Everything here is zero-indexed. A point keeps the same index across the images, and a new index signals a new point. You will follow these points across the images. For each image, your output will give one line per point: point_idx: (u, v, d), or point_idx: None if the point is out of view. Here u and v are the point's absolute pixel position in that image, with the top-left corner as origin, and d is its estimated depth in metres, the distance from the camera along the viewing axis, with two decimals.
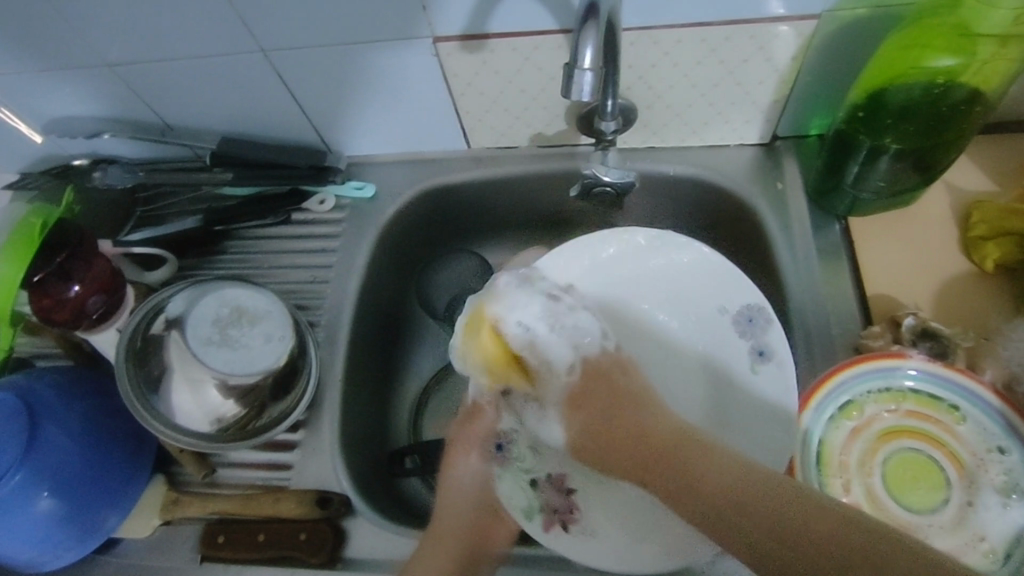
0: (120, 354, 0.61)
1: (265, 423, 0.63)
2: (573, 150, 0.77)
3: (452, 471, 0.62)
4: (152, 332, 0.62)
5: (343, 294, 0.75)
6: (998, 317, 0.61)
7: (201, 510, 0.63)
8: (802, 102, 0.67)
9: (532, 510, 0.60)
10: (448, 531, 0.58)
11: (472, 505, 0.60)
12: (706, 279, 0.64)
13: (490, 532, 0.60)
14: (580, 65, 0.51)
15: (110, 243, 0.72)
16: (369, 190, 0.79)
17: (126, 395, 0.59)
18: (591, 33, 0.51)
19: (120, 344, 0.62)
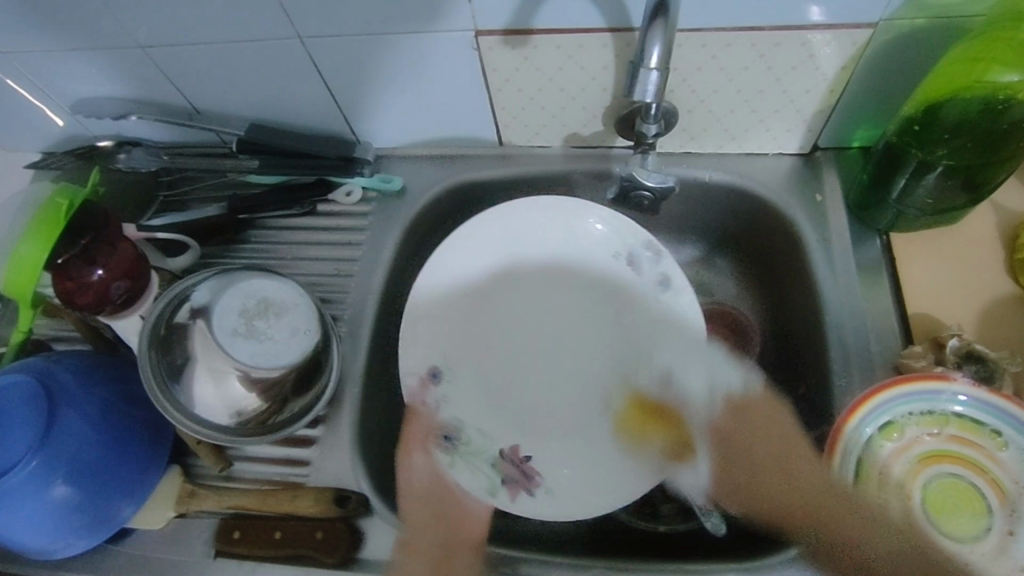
0: (141, 341, 0.59)
1: (286, 419, 0.62)
2: (607, 152, 0.75)
3: (405, 470, 0.61)
4: (176, 320, 0.60)
5: (367, 289, 0.74)
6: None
7: (215, 504, 0.62)
8: (847, 113, 0.65)
9: (495, 486, 0.63)
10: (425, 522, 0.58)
11: (433, 492, 0.60)
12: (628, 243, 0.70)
13: (464, 526, 0.59)
14: (646, 66, 0.51)
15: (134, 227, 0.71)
16: (397, 184, 0.77)
17: (146, 383, 0.58)
18: (654, 33, 0.50)
19: (141, 333, 0.60)
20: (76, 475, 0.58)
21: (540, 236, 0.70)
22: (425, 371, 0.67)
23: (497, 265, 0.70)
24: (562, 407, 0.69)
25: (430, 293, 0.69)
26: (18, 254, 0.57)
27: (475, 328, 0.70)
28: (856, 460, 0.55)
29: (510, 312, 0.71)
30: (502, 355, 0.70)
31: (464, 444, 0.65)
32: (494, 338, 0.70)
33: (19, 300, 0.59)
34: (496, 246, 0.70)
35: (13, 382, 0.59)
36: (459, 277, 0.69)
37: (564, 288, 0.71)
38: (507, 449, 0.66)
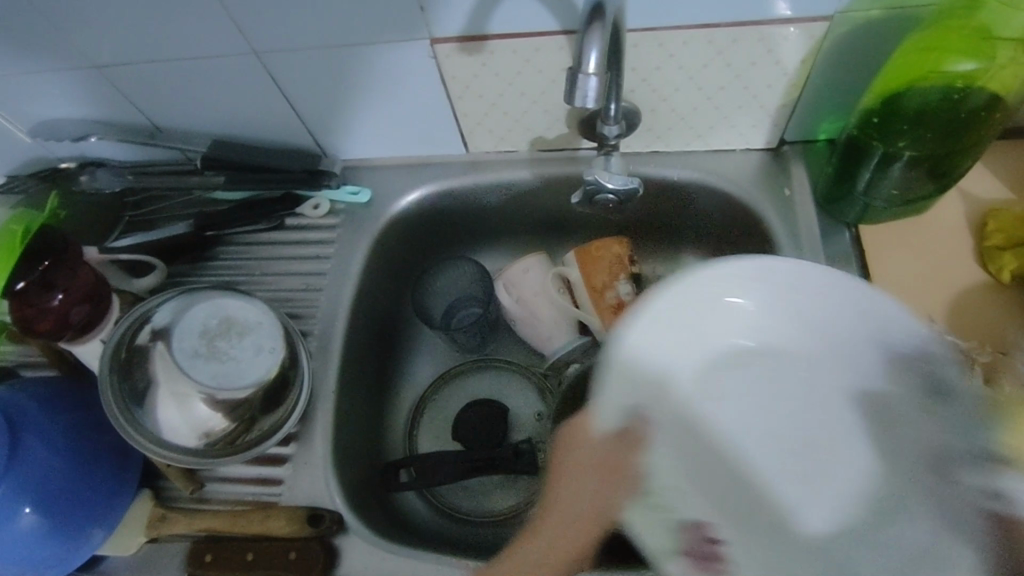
0: (104, 365, 0.59)
1: (255, 437, 0.61)
2: (574, 154, 0.75)
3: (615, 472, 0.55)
4: (137, 342, 0.59)
5: (337, 303, 0.73)
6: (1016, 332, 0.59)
7: (186, 527, 0.61)
8: (811, 107, 0.65)
9: (670, 552, 0.50)
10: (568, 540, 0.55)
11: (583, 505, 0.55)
12: (835, 309, 0.54)
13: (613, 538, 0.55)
14: (585, 71, 0.50)
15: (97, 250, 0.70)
16: (364, 195, 0.77)
17: (109, 409, 0.57)
18: (591, 38, 0.49)
19: (103, 356, 0.59)
20: (42, 505, 0.57)
21: (763, 317, 0.56)
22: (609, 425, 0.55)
23: (704, 352, 0.57)
24: (788, 479, 0.54)
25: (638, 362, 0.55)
26: None
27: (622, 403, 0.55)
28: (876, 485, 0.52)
29: (755, 390, 0.57)
30: (759, 434, 0.55)
31: (656, 496, 0.53)
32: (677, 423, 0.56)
33: None
34: (718, 327, 0.57)
35: None
36: (648, 371, 0.55)
37: (820, 363, 0.55)
38: (688, 523, 0.52)
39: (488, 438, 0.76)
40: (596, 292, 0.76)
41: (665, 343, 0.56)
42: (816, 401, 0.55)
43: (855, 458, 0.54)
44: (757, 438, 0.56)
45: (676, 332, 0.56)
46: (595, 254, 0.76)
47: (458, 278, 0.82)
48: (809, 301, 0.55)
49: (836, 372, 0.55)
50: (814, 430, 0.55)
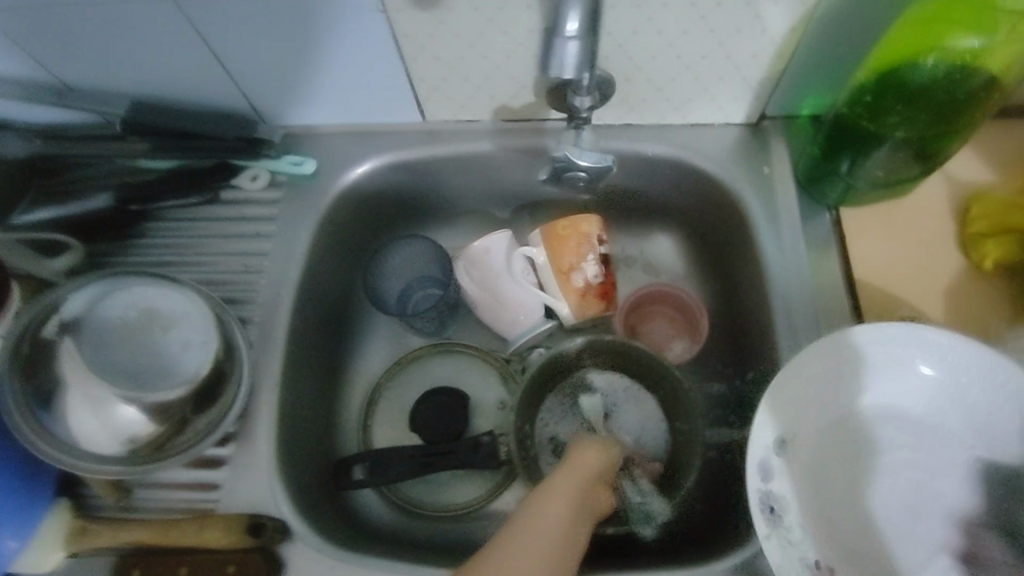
0: (3, 360, 0.51)
1: (185, 440, 0.55)
2: (541, 125, 0.69)
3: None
4: (44, 335, 0.52)
5: (280, 286, 0.66)
6: (997, 321, 0.57)
7: (110, 540, 0.55)
8: (794, 82, 0.61)
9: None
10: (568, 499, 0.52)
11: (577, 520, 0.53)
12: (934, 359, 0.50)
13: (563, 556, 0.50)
14: (564, 32, 0.45)
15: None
16: (308, 167, 0.69)
17: (11, 412, 0.50)
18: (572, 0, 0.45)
19: (3, 350, 0.52)
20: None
21: (871, 380, 0.51)
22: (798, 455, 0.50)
23: (839, 414, 0.51)
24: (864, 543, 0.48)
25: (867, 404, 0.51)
26: None
27: (831, 447, 0.50)
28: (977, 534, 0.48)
29: (837, 459, 0.50)
30: (833, 503, 0.49)
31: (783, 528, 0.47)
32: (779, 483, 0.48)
33: None
34: (858, 387, 0.51)
35: None
36: (800, 423, 0.50)
37: (916, 437, 0.51)
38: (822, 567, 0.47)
39: (447, 430, 0.71)
40: (563, 274, 0.72)
41: (791, 391, 0.50)
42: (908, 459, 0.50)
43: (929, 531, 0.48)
44: (851, 497, 0.49)
45: (784, 388, 0.49)
46: (562, 233, 0.72)
47: (412, 259, 0.76)
48: (904, 354, 0.50)
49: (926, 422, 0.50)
50: (898, 510, 0.49)
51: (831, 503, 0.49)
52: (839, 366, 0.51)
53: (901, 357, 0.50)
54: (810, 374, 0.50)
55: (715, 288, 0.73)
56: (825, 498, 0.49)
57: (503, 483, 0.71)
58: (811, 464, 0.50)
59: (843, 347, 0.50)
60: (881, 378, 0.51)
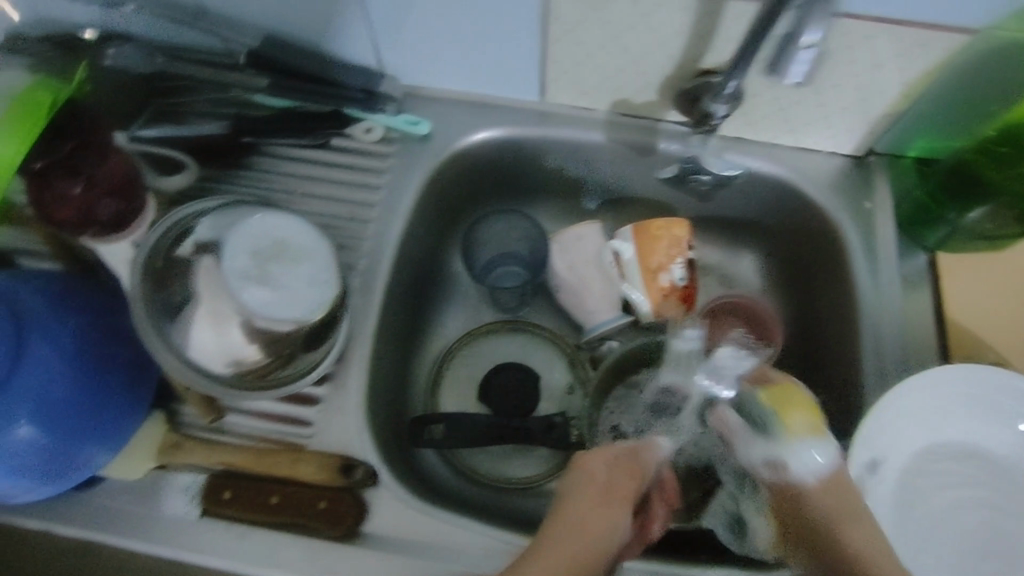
0: (136, 269, 0.52)
1: (289, 373, 0.57)
2: (654, 125, 0.71)
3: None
4: (177, 253, 0.52)
5: (382, 240, 0.67)
6: None
7: (204, 459, 0.56)
8: (913, 122, 0.63)
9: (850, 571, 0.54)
10: (590, 528, 0.52)
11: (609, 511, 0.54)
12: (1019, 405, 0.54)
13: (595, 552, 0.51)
14: (804, 38, 0.48)
15: (124, 138, 0.65)
16: (424, 128, 0.70)
17: (138, 319, 0.52)
18: (778, 13, 0.49)
19: (135, 261, 0.53)
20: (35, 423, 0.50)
21: (961, 418, 0.55)
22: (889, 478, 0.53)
23: (930, 446, 0.55)
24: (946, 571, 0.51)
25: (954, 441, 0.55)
26: None
27: (920, 477, 0.54)
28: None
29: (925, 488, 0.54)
30: (920, 529, 0.53)
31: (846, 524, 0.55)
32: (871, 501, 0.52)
33: None
34: (949, 423, 0.55)
35: None
36: (893, 450, 0.54)
37: (996, 478, 0.54)
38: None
39: (517, 405, 0.73)
40: (650, 273, 0.74)
41: (890, 418, 0.53)
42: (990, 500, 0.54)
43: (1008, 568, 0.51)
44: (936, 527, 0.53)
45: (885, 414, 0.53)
46: (655, 233, 0.74)
47: (512, 229, 0.77)
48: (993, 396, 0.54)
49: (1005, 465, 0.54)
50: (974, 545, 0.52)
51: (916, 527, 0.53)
52: (935, 401, 0.54)
53: (989, 398, 0.54)
54: (911, 405, 0.53)
55: (788, 307, 0.76)
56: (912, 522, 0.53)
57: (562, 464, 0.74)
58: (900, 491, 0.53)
59: (940, 384, 0.54)
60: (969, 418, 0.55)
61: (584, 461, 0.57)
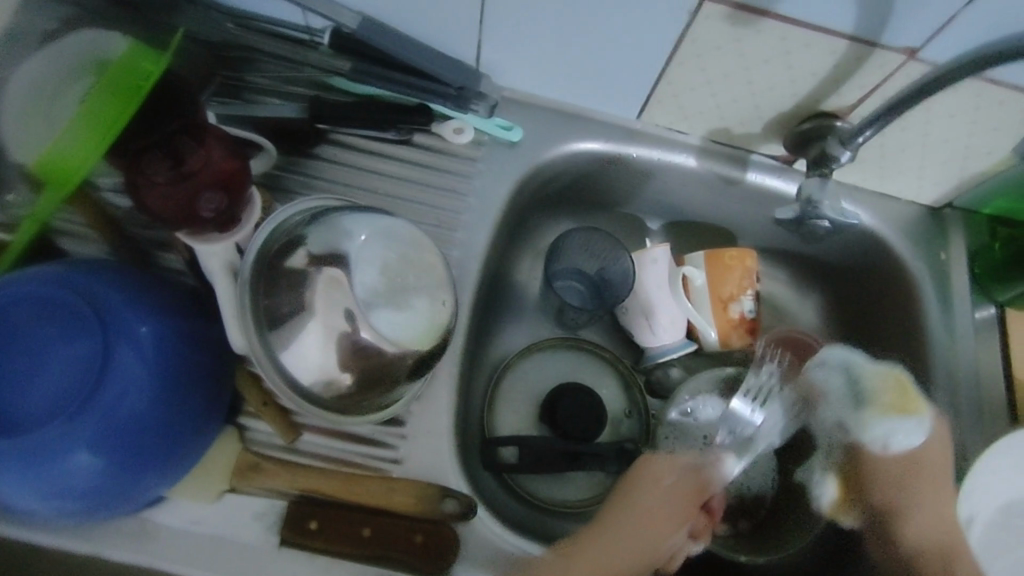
0: (246, 271, 0.48)
1: (384, 400, 0.51)
2: (744, 155, 0.69)
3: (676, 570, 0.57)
4: (292, 261, 0.49)
5: (470, 253, 0.65)
6: None
7: (287, 483, 0.52)
8: (999, 182, 0.66)
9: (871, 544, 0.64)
10: (642, 545, 0.56)
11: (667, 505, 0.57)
12: None
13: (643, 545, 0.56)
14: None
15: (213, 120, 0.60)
16: (517, 134, 0.67)
17: (245, 326, 0.48)
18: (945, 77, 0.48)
19: (245, 264, 0.49)
20: (108, 439, 0.46)
21: None
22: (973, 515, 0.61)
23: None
24: None
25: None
26: (90, 110, 0.46)
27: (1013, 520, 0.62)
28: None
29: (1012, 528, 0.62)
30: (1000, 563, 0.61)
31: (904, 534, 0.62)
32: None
33: (63, 177, 0.45)
34: None
35: (59, 308, 0.47)
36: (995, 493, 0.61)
37: None
38: None
39: (581, 429, 0.70)
40: (721, 303, 0.72)
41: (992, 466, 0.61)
42: None
43: None
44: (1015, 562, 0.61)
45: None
46: (728, 262, 0.71)
47: (590, 243, 0.75)
48: None
49: None
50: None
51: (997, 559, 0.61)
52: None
53: None
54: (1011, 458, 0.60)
55: (842, 344, 0.77)
56: None
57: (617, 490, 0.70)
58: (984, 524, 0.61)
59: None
60: None
61: (643, 472, 0.58)
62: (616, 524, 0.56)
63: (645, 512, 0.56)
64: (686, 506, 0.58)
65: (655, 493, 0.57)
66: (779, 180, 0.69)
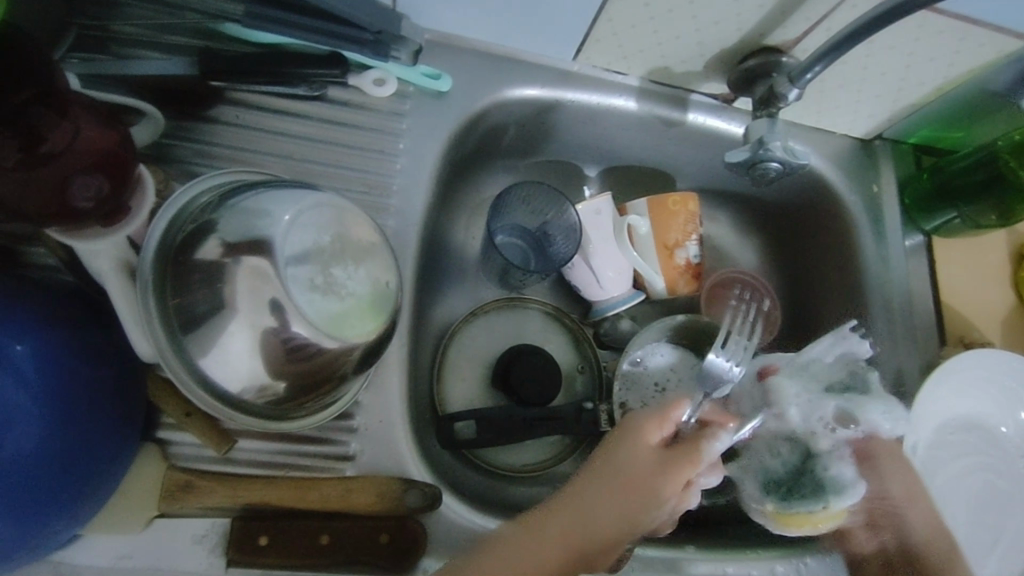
0: (149, 267, 0.41)
1: (332, 395, 0.47)
2: (685, 95, 0.66)
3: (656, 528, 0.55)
4: (202, 255, 0.42)
5: (407, 219, 0.59)
6: None
7: (224, 500, 0.47)
8: (929, 113, 0.66)
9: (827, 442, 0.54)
10: (610, 518, 0.50)
11: (634, 484, 0.50)
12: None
13: (592, 526, 0.50)
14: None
15: (78, 80, 0.49)
16: (444, 83, 0.61)
17: (156, 331, 0.41)
18: (895, 8, 0.46)
19: (145, 258, 0.41)
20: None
21: (990, 397, 0.62)
22: (928, 443, 0.60)
23: (964, 420, 0.61)
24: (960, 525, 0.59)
25: (974, 420, 0.62)
26: None
27: (958, 450, 0.61)
28: (1003, 503, 0.60)
29: (959, 453, 0.61)
30: (958, 493, 0.60)
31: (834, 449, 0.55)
32: (982, 472, 0.61)
33: None
34: (982, 402, 0.62)
35: None
36: (944, 414, 0.61)
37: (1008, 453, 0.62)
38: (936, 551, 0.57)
39: (537, 393, 0.67)
40: (666, 250, 0.69)
41: (936, 392, 0.60)
42: (1001, 470, 0.61)
43: (1013, 521, 0.60)
44: (964, 489, 0.60)
45: (975, 397, 0.61)
46: (671, 207, 0.68)
47: (531, 198, 0.71)
48: (1009, 377, 0.61)
49: (1015, 440, 0.62)
50: (980, 502, 0.60)
51: (951, 488, 0.60)
52: (974, 380, 0.61)
53: (1006, 381, 0.61)
54: (958, 382, 0.60)
55: (781, 281, 0.78)
56: (1006, 489, 0.61)
57: (573, 448, 0.69)
58: (935, 449, 0.60)
59: (969, 370, 0.60)
60: (991, 396, 0.61)
61: (635, 426, 0.52)
62: (594, 487, 0.51)
63: (623, 476, 0.50)
64: (670, 484, 0.50)
65: (642, 455, 0.51)
66: (721, 119, 0.67)
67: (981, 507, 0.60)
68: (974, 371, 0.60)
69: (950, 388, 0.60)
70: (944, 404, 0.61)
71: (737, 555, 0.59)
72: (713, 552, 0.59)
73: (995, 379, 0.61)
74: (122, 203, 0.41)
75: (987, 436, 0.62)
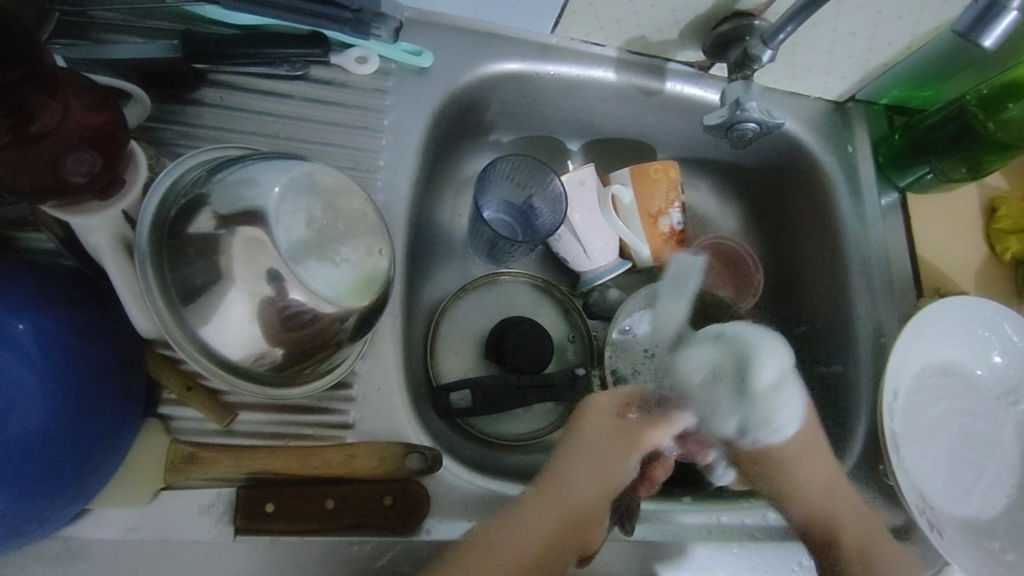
0: (142, 243, 0.42)
1: (330, 363, 0.48)
2: (662, 63, 0.68)
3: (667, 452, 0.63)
4: (196, 228, 0.43)
5: (395, 194, 0.60)
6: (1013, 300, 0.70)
7: (228, 471, 0.48)
8: (900, 73, 0.68)
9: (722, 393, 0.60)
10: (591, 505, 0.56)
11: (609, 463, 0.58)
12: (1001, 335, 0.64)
13: (586, 527, 0.54)
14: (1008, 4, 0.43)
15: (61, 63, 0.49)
16: (424, 58, 0.61)
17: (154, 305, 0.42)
18: None
19: (139, 235, 0.42)
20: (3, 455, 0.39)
21: (966, 345, 0.64)
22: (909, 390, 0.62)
23: (941, 369, 0.63)
24: (938, 471, 0.62)
25: (948, 370, 0.64)
26: None
27: (937, 398, 0.63)
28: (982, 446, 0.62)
29: (937, 401, 0.63)
30: (938, 441, 0.62)
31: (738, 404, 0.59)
32: (959, 418, 0.63)
33: None
34: (958, 350, 0.64)
35: None
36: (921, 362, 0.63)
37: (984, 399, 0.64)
38: (919, 491, 0.60)
39: (530, 362, 0.68)
40: (650, 218, 0.70)
41: (912, 348, 0.62)
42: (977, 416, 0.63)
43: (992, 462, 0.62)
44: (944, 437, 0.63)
45: (950, 347, 0.63)
46: (653, 176, 0.69)
47: (515, 172, 0.72)
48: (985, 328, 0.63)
49: (991, 386, 0.64)
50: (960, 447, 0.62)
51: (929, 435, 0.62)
52: (950, 330, 0.63)
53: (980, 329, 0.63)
54: (933, 333, 0.63)
55: (763, 245, 0.80)
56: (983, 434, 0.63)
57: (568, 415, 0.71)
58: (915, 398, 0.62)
59: (944, 320, 0.62)
60: (966, 345, 0.64)
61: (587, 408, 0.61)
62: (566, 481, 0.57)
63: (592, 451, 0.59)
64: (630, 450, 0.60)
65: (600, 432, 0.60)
66: (698, 87, 0.68)
67: (960, 450, 0.62)
68: (949, 321, 0.63)
69: (927, 338, 0.62)
70: (923, 359, 0.63)
71: (732, 506, 0.61)
72: (706, 503, 0.61)
73: (969, 329, 0.63)
74: (121, 180, 0.42)
75: (965, 382, 0.64)
